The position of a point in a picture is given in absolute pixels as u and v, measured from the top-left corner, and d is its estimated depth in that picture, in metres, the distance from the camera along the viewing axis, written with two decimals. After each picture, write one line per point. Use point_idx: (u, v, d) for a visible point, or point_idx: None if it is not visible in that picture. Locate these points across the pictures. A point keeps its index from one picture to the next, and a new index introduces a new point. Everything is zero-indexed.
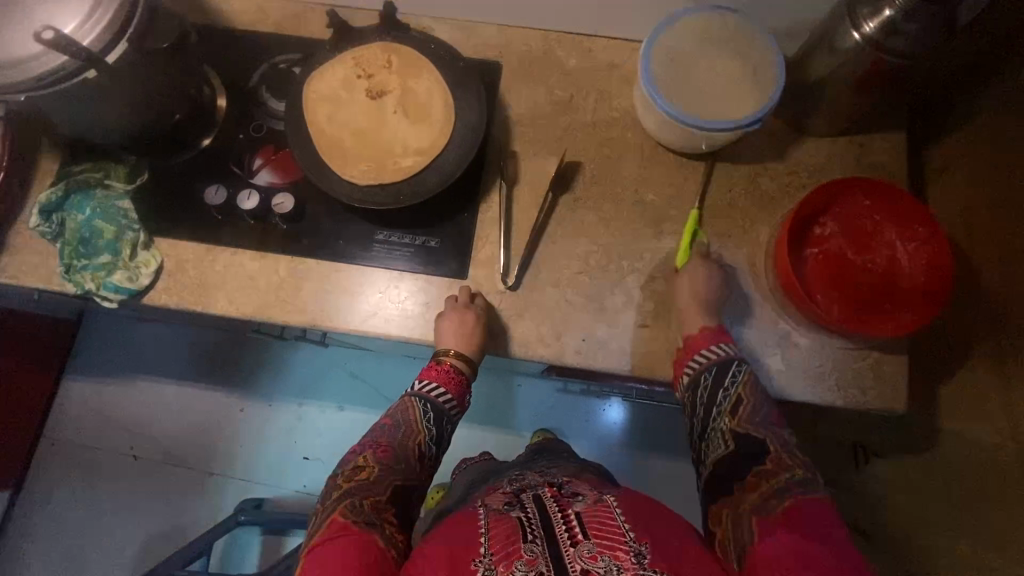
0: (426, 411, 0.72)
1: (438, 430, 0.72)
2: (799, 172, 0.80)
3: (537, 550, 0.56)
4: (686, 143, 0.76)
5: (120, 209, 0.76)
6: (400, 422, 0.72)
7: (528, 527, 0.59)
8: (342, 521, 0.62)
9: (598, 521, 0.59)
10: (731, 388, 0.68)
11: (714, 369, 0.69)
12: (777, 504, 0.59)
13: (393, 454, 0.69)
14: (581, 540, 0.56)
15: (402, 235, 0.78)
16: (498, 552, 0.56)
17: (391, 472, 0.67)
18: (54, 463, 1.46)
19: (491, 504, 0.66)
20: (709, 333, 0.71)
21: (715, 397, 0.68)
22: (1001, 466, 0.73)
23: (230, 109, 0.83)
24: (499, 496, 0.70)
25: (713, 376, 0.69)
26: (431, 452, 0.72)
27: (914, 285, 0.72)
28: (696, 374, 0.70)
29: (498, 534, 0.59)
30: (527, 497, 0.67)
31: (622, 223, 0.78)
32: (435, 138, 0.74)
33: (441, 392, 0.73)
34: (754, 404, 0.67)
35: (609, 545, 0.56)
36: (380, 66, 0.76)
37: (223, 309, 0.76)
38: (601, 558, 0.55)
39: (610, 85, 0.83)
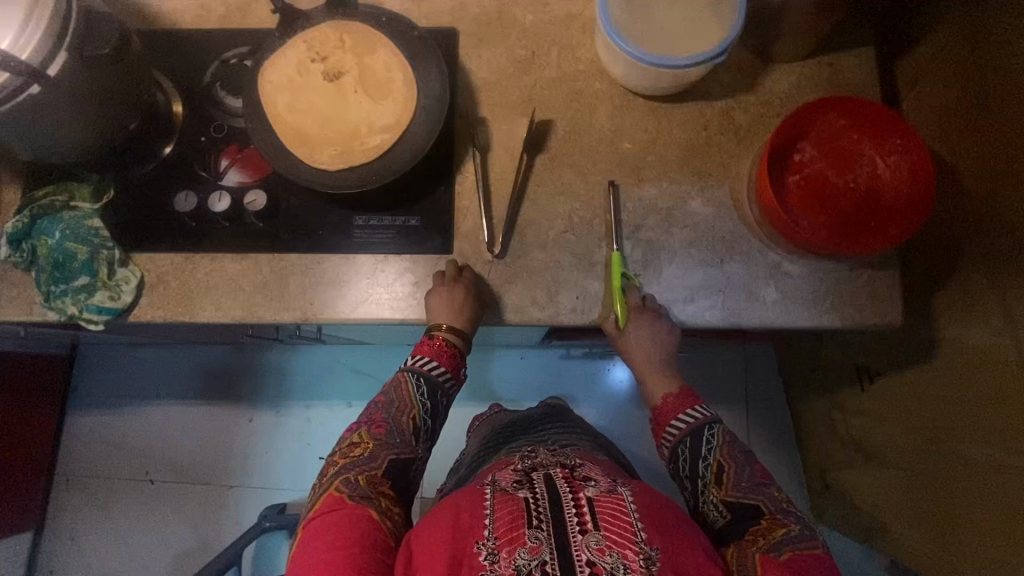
0: (419, 385, 0.73)
1: (433, 403, 0.73)
2: (771, 100, 0.79)
3: (541, 537, 0.56)
4: (654, 85, 0.75)
5: (91, 228, 0.74)
6: (393, 398, 0.73)
7: (535, 513, 0.59)
8: (337, 495, 0.64)
9: (609, 512, 0.60)
10: (709, 452, 0.71)
11: (689, 439, 0.72)
12: (778, 554, 0.62)
13: (387, 429, 0.71)
14: (590, 530, 0.57)
15: (381, 217, 0.76)
16: (502, 536, 0.57)
17: (385, 447, 0.70)
18: (71, 498, 1.46)
19: (499, 483, 0.67)
20: (674, 399, 0.76)
21: (697, 467, 0.71)
22: (1001, 363, 0.75)
23: (187, 112, 0.80)
24: (509, 473, 0.71)
25: (690, 446, 0.72)
26: (427, 425, 0.73)
27: (897, 198, 0.72)
28: (674, 446, 0.73)
29: (503, 517, 0.59)
30: (537, 477, 0.67)
31: (600, 175, 0.77)
32: (400, 113, 0.72)
33: (434, 366, 0.73)
34: (736, 468, 0.69)
35: (619, 542, 0.57)
36: (334, 46, 0.74)
37: (211, 315, 0.75)
38: (609, 553, 0.56)
39: (571, 37, 0.81)
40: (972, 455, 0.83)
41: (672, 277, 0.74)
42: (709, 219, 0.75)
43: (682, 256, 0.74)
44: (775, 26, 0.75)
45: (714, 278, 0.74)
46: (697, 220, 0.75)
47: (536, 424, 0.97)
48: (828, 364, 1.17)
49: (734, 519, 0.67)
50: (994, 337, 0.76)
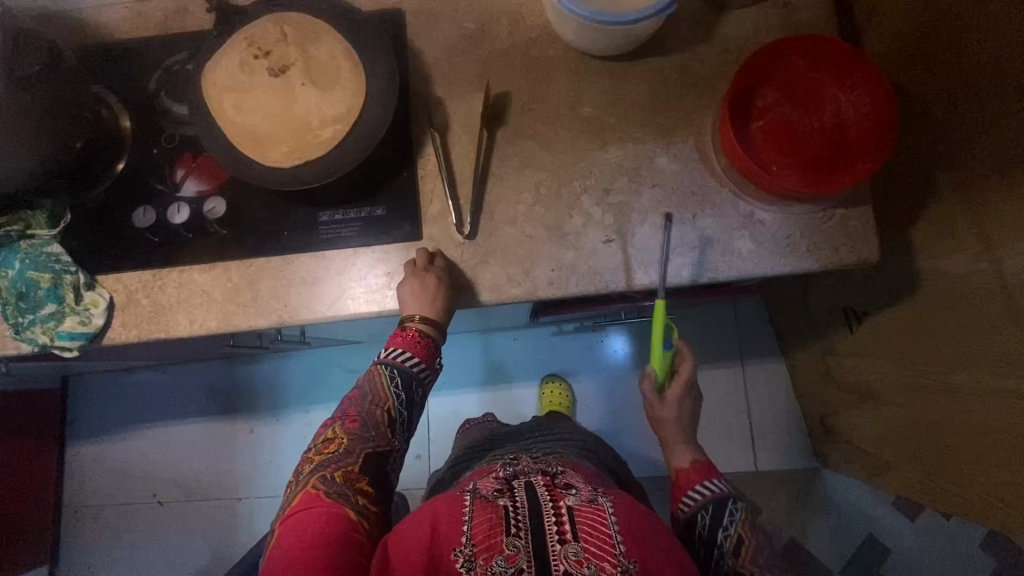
0: (393, 377, 0.72)
1: (408, 395, 0.73)
2: (728, 48, 0.77)
3: (518, 545, 0.58)
4: (608, 45, 0.73)
5: (51, 255, 0.72)
6: (368, 391, 0.73)
7: (514, 520, 0.61)
8: (314, 493, 0.65)
9: (589, 523, 0.61)
10: (728, 525, 0.70)
11: (710, 507, 0.72)
12: None
13: (362, 423, 0.71)
14: (569, 540, 0.59)
15: (346, 211, 0.75)
16: (479, 543, 0.59)
17: (361, 442, 0.70)
18: (82, 529, 1.46)
19: (480, 489, 0.68)
20: (697, 468, 0.76)
21: (716, 536, 0.70)
22: (982, 289, 0.75)
23: (136, 126, 0.78)
24: (491, 480, 0.72)
25: (710, 514, 0.71)
26: (403, 416, 0.73)
27: (864, 133, 0.71)
28: (691, 511, 0.73)
29: (481, 524, 0.61)
30: (519, 484, 0.68)
31: (564, 143, 0.76)
32: (351, 101, 0.70)
33: (408, 358, 0.73)
34: (755, 546, 0.69)
35: (597, 554, 0.58)
36: (275, 40, 0.72)
37: (186, 329, 0.73)
38: (587, 565, 0.57)
39: (519, 5, 0.79)
40: (961, 383, 0.83)
41: (645, 237, 0.73)
42: (678, 175, 0.74)
43: (654, 216, 0.74)
44: None
45: (687, 236, 0.73)
46: (665, 178, 0.74)
47: (520, 436, 1.00)
48: (816, 312, 1.18)
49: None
50: (971, 264, 0.76)
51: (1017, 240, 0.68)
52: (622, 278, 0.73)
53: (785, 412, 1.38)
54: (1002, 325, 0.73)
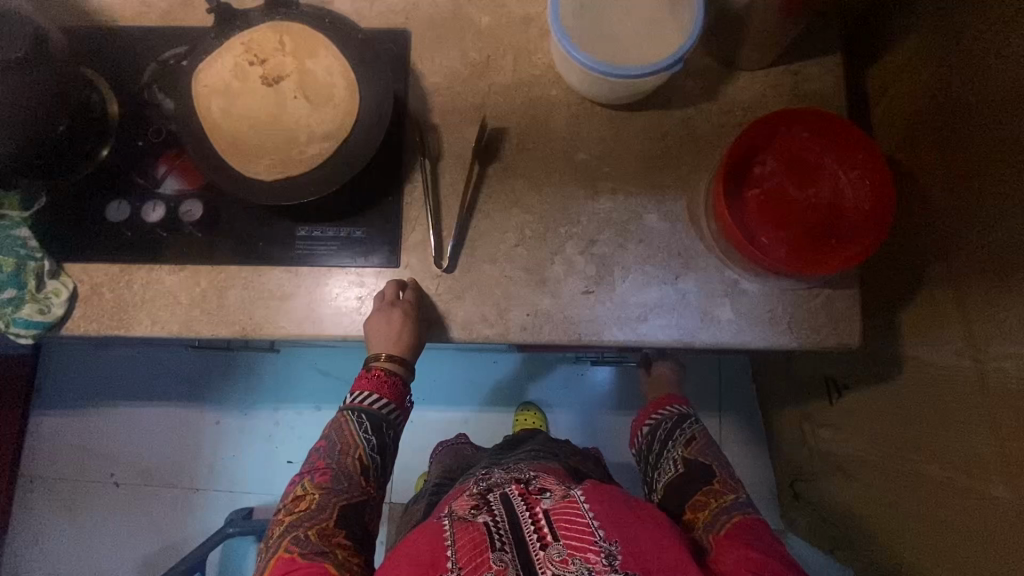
0: (361, 423, 0.70)
1: (379, 439, 0.71)
2: (733, 110, 0.76)
3: (506, 560, 0.59)
4: (611, 94, 0.72)
5: (19, 239, 0.70)
6: (336, 440, 0.71)
7: (497, 536, 0.62)
8: (289, 556, 0.63)
9: (566, 518, 0.64)
10: (686, 428, 0.86)
11: (674, 417, 0.89)
12: (727, 520, 0.73)
13: (332, 475, 0.69)
14: (550, 542, 0.61)
15: (325, 228, 0.73)
16: (467, 566, 0.58)
17: (332, 495, 0.68)
18: (36, 501, 1.44)
19: (457, 511, 0.67)
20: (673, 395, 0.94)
21: (673, 432, 0.86)
22: (960, 387, 0.74)
23: (124, 114, 0.77)
24: (465, 497, 0.71)
25: (670, 419, 0.89)
26: (376, 461, 0.71)
27: (860, 215, 0.70)
28: (659, 419, 0.90)
29: (466, 546, 0.60)
30: (494, 498, 0.69)
31: (554, 187, 0.74)
32: (341, 120, 0.69)
33: (376, 400, 0.71)
34: (706, 440, 0.83)
35: (579, 547, 0.60)
36: (273, 49, 0.70)
37: (147, 329, 0.72)
38: (571, 562, 0.59)
39: (527, 41, 0.77)
40: (931, 475, 0.81)
41: (625, 293, 0.72)
42: (665, 234, 0.73)
43: (637, 272, 0.72)
44: (736, 32, 0.72)
45: (669, 297, 0.71)
46: (652, 235, 0.73)
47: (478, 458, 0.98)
48: (799, 375, 1.16)
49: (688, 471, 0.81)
50: (954, 358, 0.74)
51: (1001, 340, 0.67)
52: (596, 331, 0.71)
53: (758, 469, 1.36)
54: (976, 425, 0.72)
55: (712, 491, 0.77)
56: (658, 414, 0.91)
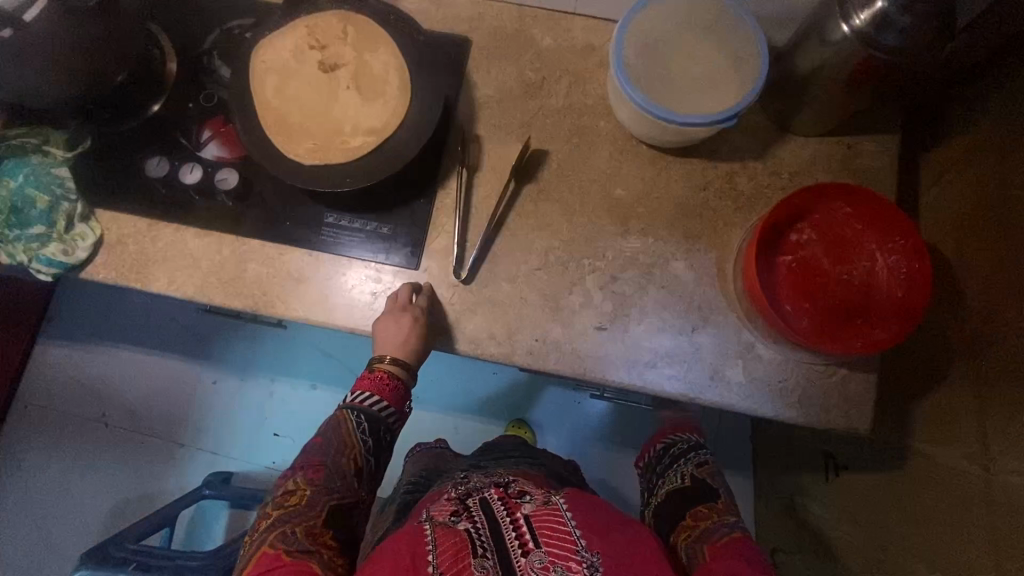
0: (360, 423, 0.70)
1: (375, 441, 0.70)
2: (779, 172, 0.75)
3: (487, 566, 0.58)
4: (660, 136, 0.71)
5: (56, 177, 0.72)
6: (332, 438, 0.70)
7: (479, 543, 0.61)
8: (274, 552, 0.62)
9: (547, 524, 0.63)
10: (699, 454, 0.87)
11: (691, 442, 0.91)
12: (727, 533, 0.71)
13: (326, 473, 0.68)
14: (532, 549, 0.60)
15: (353, 219, 0.74)
16: (448, 570, 0.57)
17: (324, 493, 0.67)
18: (26, 427, 1.46)
19: (436, 516, 0.65)
20: (689, 426, 0.97)
21: (687, 454, 0.88)
22: (962, 488, 0.72)
23: (180, 75, 0.78)
24: (444, 502, 0.69)
25: (687, 443, 0.91)
26: (369, 464, 0.70)
27: (891, 300, 0.68)
28: (674, 441, 0.92)
29: (447, 550, 0.59)
30: (474, 503, 0.67)
31: (586, 218, 0.73)
32: (388, 117, 0.69)
33: (375, 401, 0.71)
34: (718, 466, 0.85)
35: (561, 555, 0.59)
36: (335, 37, 0.71)
37: (162, 288, 0.72)
38: (553, 569, 0.58)
39: (584, 69, 0.77)
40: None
41: (638, 337, 0.71)
42: (689, 285, 0.71)
43: (653, 318, 0.71)
44: (797, 95, 0.71)
45: (682, 348, 0.70)
46: (675, 284, 0.72)
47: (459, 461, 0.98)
48: (800, 445, 1.13)
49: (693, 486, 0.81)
50: (964, 462, 0.72)
51: (1013, 453, 0.65)
52: (602, 370, 0.70)
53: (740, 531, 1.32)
54: (972, 533, 0.69)
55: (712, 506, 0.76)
56: (672, 437, 0.93)
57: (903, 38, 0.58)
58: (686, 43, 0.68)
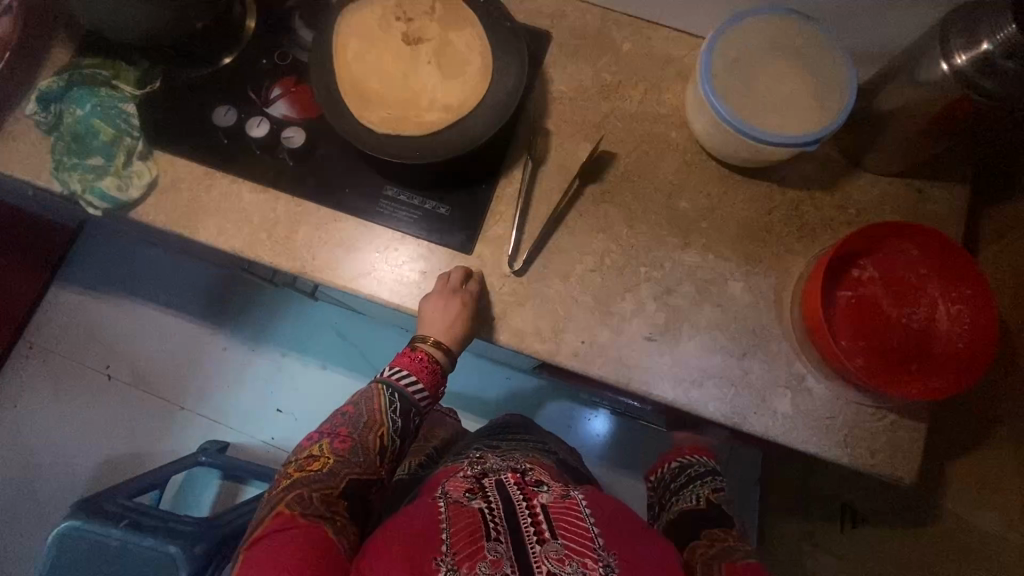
0: (393, 402, 0.70)
1: (404, 423, 0.70)
2: (847, 207, 0.74)
3: (501, 550, 0.55)
4: (731, 151, 0.70)
5: (123, 112, 0.71)
6: (363, 411, 0.70)
7: (492, 525, 0.58)
8: (289, 513, 0.62)
9: (564, 518, 0.60)
10: (714, 478, 0.85)
11: (703, 464, 0.89)
12: (744, 558, 0.68)
13: (351, 446, 0.68)
14: (548, 539, 0.56)
15: (412, 196, 0.73)
16: (461, 551, 0.55)
17: (346, 465, 0.67)
18: (28, 368, 1.43)
19: (451, 493, 0.64)
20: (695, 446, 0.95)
21: (701, 476, 0.86)
22: (1001, 556, 0.69)
23: (258, 30, 0.77)
24: (460, 479, 0.68)
25: (701, 466, 0.88)
26: (394, 445, 0.70)
27: (949, 351, 0.67)
28: (688, 462, 0.90)
29: (460, 530, 0.57)
30: (489, 484, 0.66)
31: (646, 225, 0.72)
32: (467, 97, 0.68)
33: (411, 382, 0.71)
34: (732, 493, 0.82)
35: (578, 550, 0.56)
36: (423, 11, 0.71)
37: (210, 237, 0.71)
38: (569, 563, 0.55)
39: (662, 79, 0.77)
40: None
41: (687, 352, 0.69)
42: (745, 307, 0.70)
43: (704, 335, 0.69)
44: (875, 131, 0.70)
45: (731, 370, 0.68)
46: (732, 303, 0.70)
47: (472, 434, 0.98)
48: (813, 492, 1.10)
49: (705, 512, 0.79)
50: (1003, 529, 0.69)
51: None
52: (646, 381, 0.68)
53: None
54: None
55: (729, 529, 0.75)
56: (688, 456, 0.91)
57: (1005, 83, 0.57)
58: (774, 58, 0.67)
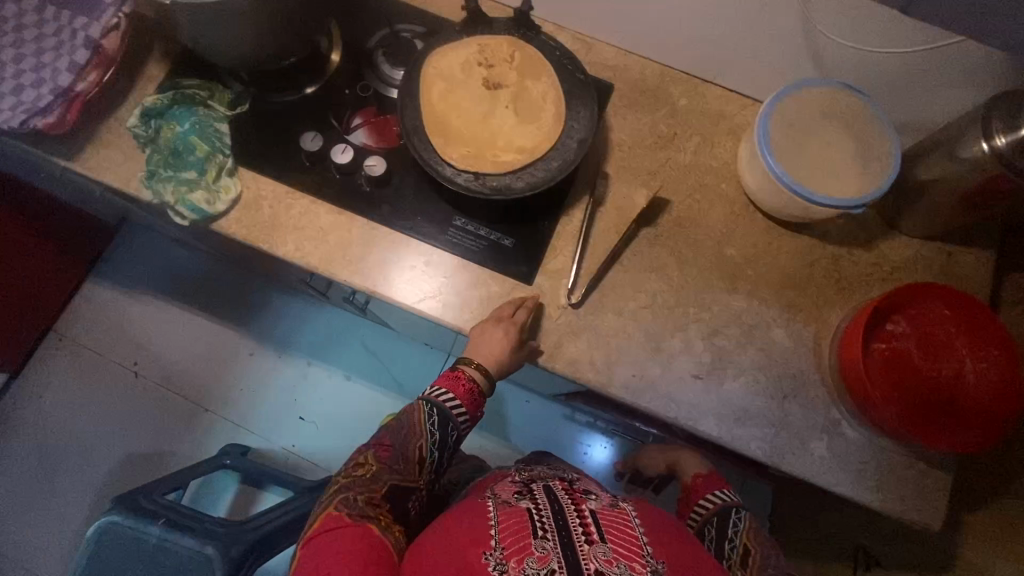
0: (431, 415, 0.72)
1: (442, 436, 0.72)
2: (883, 265, 0.79)
3: (549, 547, 0.57)
4: (780, 206, 0.75)
5: (218, 131, 0.77)
6: (404, 424, 0.72)
7: (540, 523, 0.60)
8: (337, 514, 0.65)
9: (612, 524, 0.62)
10: (733, 538, 0.75)
11: (716, 523, 0.77)
12: None
13: (393, 454, 0.71)
14: (596, 540, 0.58)
15: (479, 227, 0.77)
16: (510, 547, 0.58)
17: (389, 471, 0.70)
18: (56, 360, 1.46)
19: (501, 496, 0.68)
20: (704, 484, 0.84)
21: (722, 547, 0.74)
22: None
23: (341, 63, 0.83)
24: (508, 484, 0.71)
25: (715, 529, 0.77)
26: (433, 456, 0.72)
27: (975, 405, 0.72)
28: (702, 524, 0.79)
29: (510, 527, 0.60)
30: (538, 488, 0.69)
31: (696, 269, 0.77)
32: (540, 140, 0.74)
33: (450, 398, 0.73)
34: (761, 553, 0.73)
35: (625, 555, 0.58)
36: (503, 59, 0.77)
37: (287, 253, 0.75)
38: (616, 564, 0.57)
39: (714, 134, 0.83)
40: None
41: (731, 392, 0.73)
42: (786, 353, 0.74)
43: (748, 377, 0.73)
44: (912, 198, 0.76)
45: (772, 411, 0.72)
46: (774, 348, 0.75)
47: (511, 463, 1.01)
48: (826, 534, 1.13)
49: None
50: None
51: None
52: (691, 416, 0.72)
53: None
54: None
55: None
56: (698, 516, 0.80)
57: None
58: (825, 124, 0.73)
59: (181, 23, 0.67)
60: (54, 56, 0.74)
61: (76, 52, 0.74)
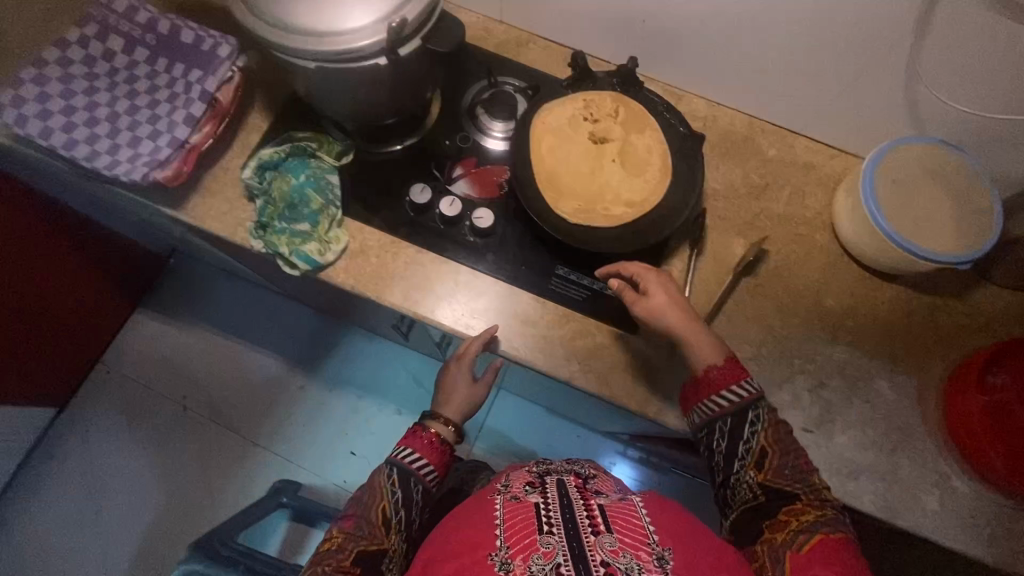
0: (390, 473, 0.67)
1: (405, 493, 0.67)
2: (979, 316, 0.80)
3: (554, 541, 0.48)
4: (881, 259, 0.77)
5: (329, 183, 0.78)
6: (365, 489, 0.67)
7: (547, 516, 0.51)
8: None
9: (620, 515, 0.52)
10: (750, 437, 0.62)
11: (731, 420, 0.63)
12: None
13: (354, 520, 0.64)
14: (603, 531, 0.50)
15: (583, 277, 0.78)
16: (513, 545, 0.49)
17: (353, 538, 0.63)
18: (104, 394, 1.44)
19: (511, 486, 0.58)
20: (725, 370, 0.65)
21: (736, 449, 0.63)
22: None
23: (440, 114, 0.85)
24: (523, 475, 0.62)
25: (730, 427, 0.63)
26: (399, 514, 0.65)
27: None
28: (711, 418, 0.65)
29: (513, 523, 0.51)
30: (551, 479, 0.59)
31: (797, 320, 0.78)
32: (648, 194, 0.75)
33: (413, 456, 0.69)
34: (781, 452, 0.62)
35: (631, 544, 0.49)
36: (607, 113, 0.79)
37: (395, 302, 0.76)
38: (624, 555, 0.48)
39: (805, 185, 0.85)
40: None
41: (841, 445, 0.73)
42: (891, 404, 0.75)
43: (856, 430, 0.74)
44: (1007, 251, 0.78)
45: (881, 463, 0.73)
46: (879, 400, 0.75)
47: None
48: None
49: (771, 503, 0.60)
50: None
51: None
52: None
53: None
54: None
55: (811, 519, 0.58)
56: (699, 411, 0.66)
57: None
58: (925, 181, 0.75)
59: (306, 80, 0.68)
60: (168, 108, 0.75)
61: (192, 104, 0.75)
